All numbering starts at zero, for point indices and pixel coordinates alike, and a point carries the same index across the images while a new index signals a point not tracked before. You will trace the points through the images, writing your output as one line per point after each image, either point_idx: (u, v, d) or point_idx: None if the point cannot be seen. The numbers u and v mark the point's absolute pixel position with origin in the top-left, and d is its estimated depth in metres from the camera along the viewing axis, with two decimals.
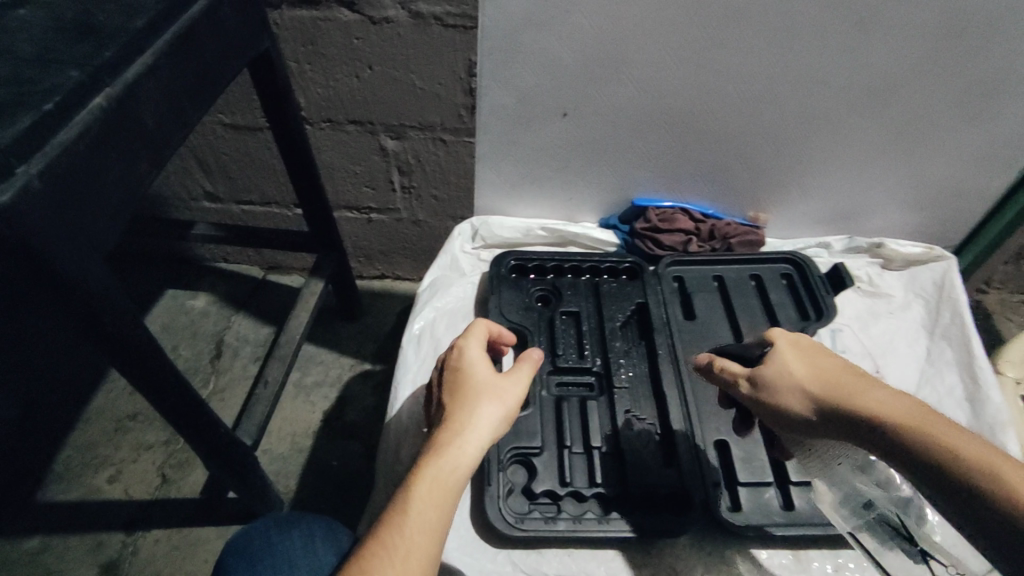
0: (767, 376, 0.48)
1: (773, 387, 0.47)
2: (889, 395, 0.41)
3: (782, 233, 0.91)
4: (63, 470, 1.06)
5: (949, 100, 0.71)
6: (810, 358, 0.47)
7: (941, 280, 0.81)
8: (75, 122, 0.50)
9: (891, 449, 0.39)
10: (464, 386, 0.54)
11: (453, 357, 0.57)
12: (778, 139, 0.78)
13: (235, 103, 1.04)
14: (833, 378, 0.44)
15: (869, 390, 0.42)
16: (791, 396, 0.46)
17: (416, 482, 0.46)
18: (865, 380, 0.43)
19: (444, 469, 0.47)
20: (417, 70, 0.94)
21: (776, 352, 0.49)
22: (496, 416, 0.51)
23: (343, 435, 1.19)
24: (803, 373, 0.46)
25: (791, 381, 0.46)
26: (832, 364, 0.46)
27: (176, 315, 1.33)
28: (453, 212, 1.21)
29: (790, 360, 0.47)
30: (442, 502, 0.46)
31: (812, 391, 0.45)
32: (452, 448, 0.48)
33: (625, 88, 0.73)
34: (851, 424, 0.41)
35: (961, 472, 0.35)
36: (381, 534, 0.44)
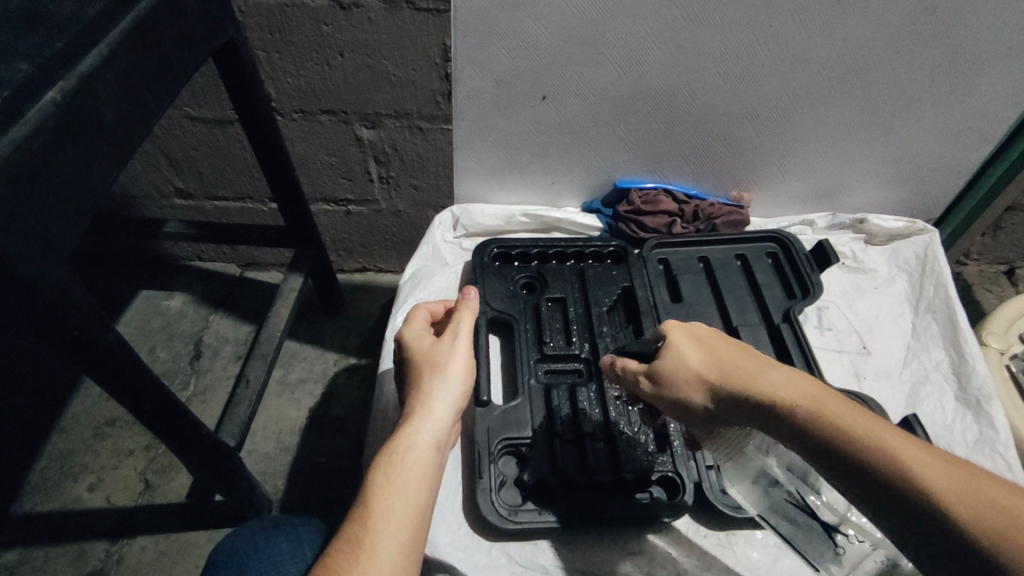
0: (667, 374, 0.46)
1: (675, 386, 0.45)
2: (785, 373, 0.40)
3: (765, 211, 0.91)
4: (41, 480, 1.03)
5: (929, 72, 0.71)
6: (703, 342, 0.46)
7: (923, 253, 0.82)
8: (27, 118, 0.48)
9: (796, 433, 0.39)
10: (410, 379, 0.58)
11: (399, 357, 0.62)
12: (761, 118, 0.77)
13: (201, 96, 1.00)
14: (729, 364, 0.43)
15: (766, 372, 0.41)
16: (692, 392, 0.44)
17: (374, 474, 0.50)
18: (756, 359, 0.43)
19: (396, 454, 0.51)
20: (390, 57, 0.91)
21: (670, 346, 0.46)
22: (439, 393, 0.56)
23: (329, 432, 1.17)
24: (698, 364, 0.44)
25: (692, 376, 0.44)
26: (723, 347, 0.45)
27: (152, 316, 1.30)
28: (433, 201, 1.18)
29: (685, 353, 0.45)
30: (401, 484, 0.49)
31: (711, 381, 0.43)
32: (402, 435, 0.53)
33: (605, 70, 0.71)
34: (750, 413, 0.41)
35: (864, 458, 0.35)
36: (349, 532, 0.47)
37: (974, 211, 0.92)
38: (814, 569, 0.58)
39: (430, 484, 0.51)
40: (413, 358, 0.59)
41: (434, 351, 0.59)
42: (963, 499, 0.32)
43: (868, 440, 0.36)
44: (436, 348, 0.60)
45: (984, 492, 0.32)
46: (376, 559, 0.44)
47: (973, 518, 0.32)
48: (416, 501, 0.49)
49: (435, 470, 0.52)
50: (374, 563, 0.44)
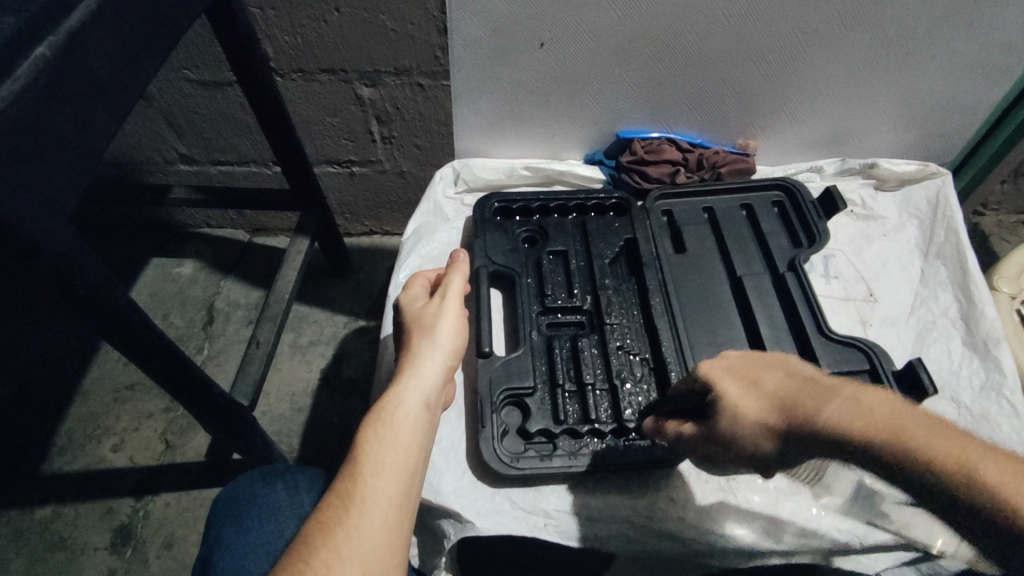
0: (726, 421, 0.44)
1: (737, 432, 0.44)
2: (852, 403, 0.38)
3: (772, 159, 0.89)
4: (66, 442, 1.06)
5: (946, 7, 0.67)
6: (749, 380, 0.44)
7: (935, 198, 0.79)
8: (19, 75, 0.47)
9: (890, 474, 0.37)
10: (403, 342, 0.60)
11: (397, 321, 0.64)
12: (768, 61, 0.75)
13: (199, 57, 0.99)
14: (794, 402, 0.40)
15: (828, 408, 0.39)
16: (758, 437, 0.43)
17: (364, 433, 0.51)
18: (826, 391, 0.40)
19: (385, 412, 0.53)
20: (387, 11, 0.89)
21: (720, 389, 0.44)
22: (428, 352, 0.57)
23: (341, 393, 1.19)
24: (759, 410, 0.42)
25: (753, 423, 0.42)
26: (781, 381, 0.42)
27: (165, 283, 1.31)
28: (437, 160, 1.17)
29: (739, 399, 0.43)
30: (391, 439, 0.50)
31: (777, 426, 0.41)
32: (392, 394, 0.54)
33: (605, 13, 0.69)
34: (830, 451, 0.39)
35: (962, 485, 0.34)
36: (340, 487, 0.47)
37: (992, 155, 0.89)
38: (816, 512, 0.59)
39: (420, 439, 0.52)
40: (406, 321, 0.62)
41: (423, 312, 0.61)
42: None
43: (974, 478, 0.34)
44: (427, 314, 0.61)
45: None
46: (366, 512, 0.45)
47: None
48: (406, 455, 0.50)
49: (425, 425, 0.53)
50: (364, 516, 0.45)
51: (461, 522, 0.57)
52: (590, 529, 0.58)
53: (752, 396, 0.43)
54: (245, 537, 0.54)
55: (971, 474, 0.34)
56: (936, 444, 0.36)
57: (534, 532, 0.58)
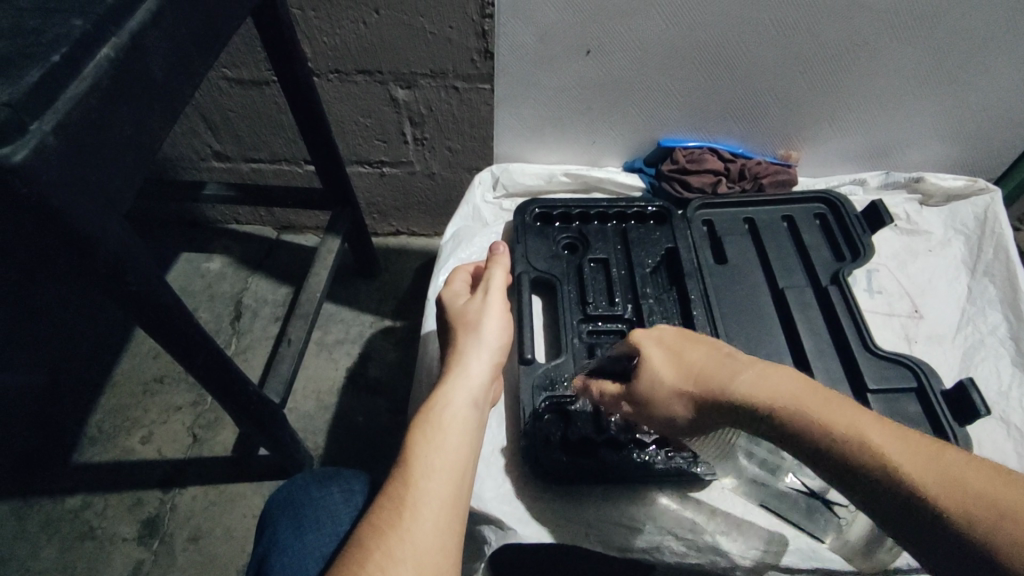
0: (648, 389, 0.50)
1: (659, 401, 0.49)
2: (752, 374, 0.44)
3: (812, 170, 0.88)
4: (97, 432, 1.08)
5: (1001, 20, 0.66)
6: (676, 352, 0.50)
7: (983, 214, 0.78)
8: (84, 75, 0.48)
9: (775, 433, 0.41)
10: (448, 341, 0.61)
11: (441, 319, 0.65)
12: (813, 72, 0.74)
13: (239, 57, 1.00)
14: (705, 374, 0.46)
15: (735, 377, 0.44)
16: (673, 403, 0.48)
17: (413, 435, 0.51)
18: (731, 363, 0.46)
19: (434, 413, 0.53)
20: (426, 14, 0.89)
21: (646, 361, 0.50)
22: (474, 352, 0.58)
23: (367, 392, 1.20)
24: (677, 377, 0.48)
25: (669, 389, 0.48)
26: (698, 355, 0.48)
27: (194, 278, 1.33)
28: (467, 163, 1.18)
29: (661, 369, 0.49)
30: (440, 441, 0.51)
31: (690, 392, 0.47)
32: (439, 395, 0.55)
33: (651, 22, 0.69)
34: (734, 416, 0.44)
35: (848, 447, 0.38)
36: (391, 490, 0.48)
37: None
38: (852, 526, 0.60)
39: (468, 440, 0.53)
40: (450, 318, 0.62)
41: (467, 310, 0.62)
42: (953, 488, 0.34)
43: (858, 440, 0.37)
44: (468, 308, 0.62)
45: (966, 478, 0.34)
46: (418, 513, 0.46)
47: (958, 507, 0.33)
48: (456, 457, 0.50)
49: (472, 426, 0.53)
50: (416, 518, 0.45)
51: (503, 529, 0.58)
52: (633, 539, 0.58)
53: (671, 366, 0.48)
54: (301, 537, 0.54)
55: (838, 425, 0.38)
56: (811, 403, 0.40)
57: (575, 541, 0.58)
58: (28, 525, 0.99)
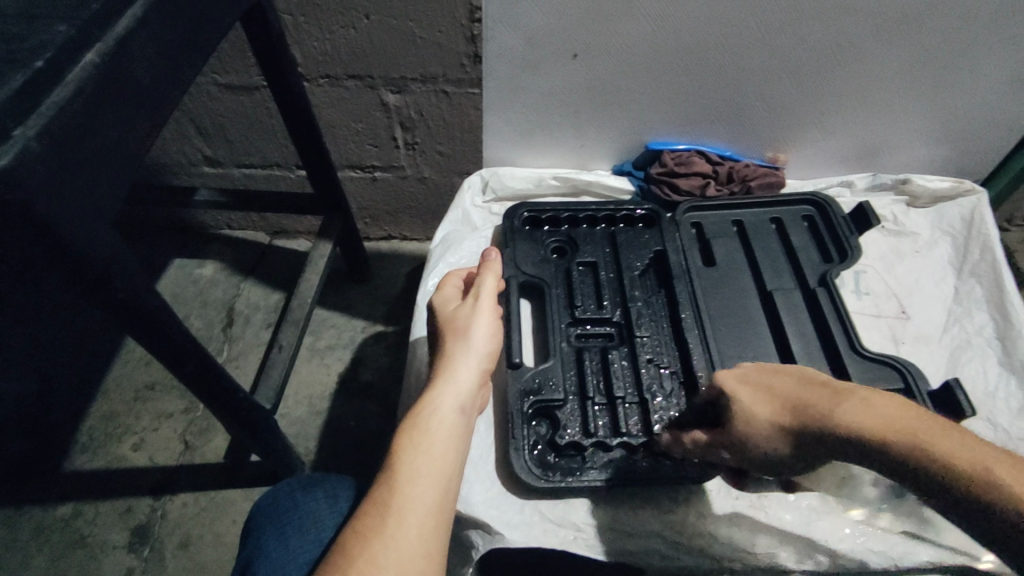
0: (742, 423, 0.48)
1: (754, 435, 0.47)
2: (849, 403, 0.41)
3: (800, 172, 0.88)
4: (88, 440, 1.07)
5: (985, 21, 0.67)
6: (766, 386, 0.48)
7: (969, 216, 0.78)
8: (67, 81, 0.48)
9: (890, 469, 0.38)
10: (437, 346, 0.61)
11: (432, 323, 0.65)
12: (799, 75, 0.74)
13: (229, 62, 1.00)
14: (798, 404, 0.44)
15: (833, 406, 0.42)
16: (770, 437, 0.46)
17: (400, 440, 0.51)
18: (825, 393, 0.44)
19: (421, 418, 0.53)
20: (416, 18, 0.89)
21: (735, 393, 0.49)
22: (463, 357, 0.58)
23: (359, 397, 1.20)
24: (768, 410, 0.46)
25: (764, 422, 0.46)
26: (789, 386, 0.47)
27: (186, 284, 1.33)
28: (459, 167, 1.18)
29: (752, 402, 0.48)
30: (427, 446, 0.51)
31: (786, 427, 0.45)
32: (427, 400, 0.55)
33: (637, 25, 0.69)
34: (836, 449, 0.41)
35: (961, 472, 0.35)
36: (377, 495, 0.48)
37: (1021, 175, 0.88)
38: (847, 532, 0.59)
39: (455, 446, 0.52)
40: (440, 324, 0.62)
41: (457, 314, 0.62)
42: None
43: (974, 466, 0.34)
44: (459, 314, 0.62)
45: None
46: (403, 519, 0.45)
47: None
48: (442, 463, 0.50)
49: (459, 432, 0.53)
50: (401, 524, 0.45)
51: (490, 533, 0.57)
52: (622, 544, 0.57)
53: (763, 399, 0.47)
54: (284, 543, 0.54)
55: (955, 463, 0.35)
56: (924, 436, 0.37)
57: (564, 545, 0.57)
58: (18, 534, 0.99)
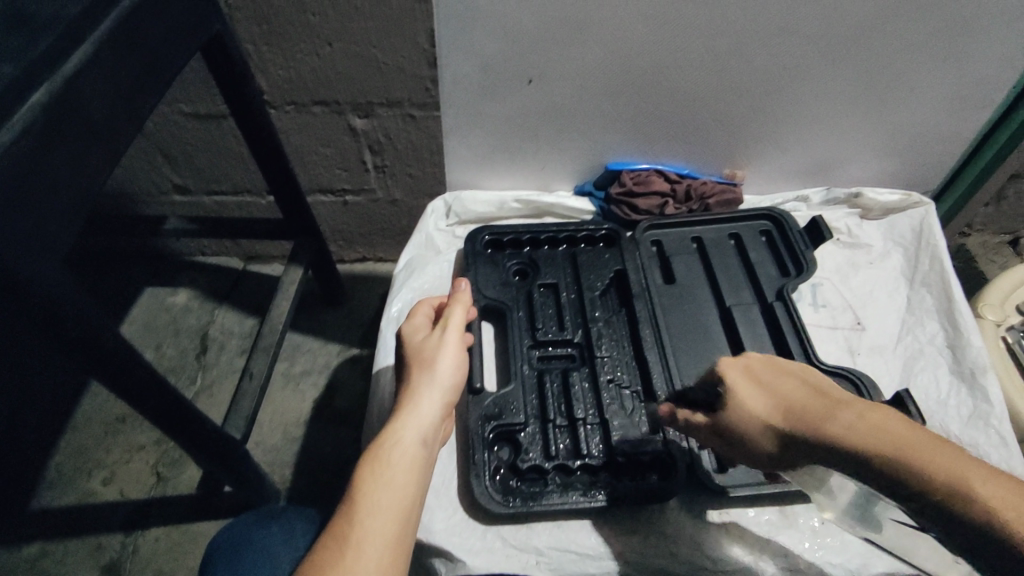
0: (736, 421, 0.46)
1: (746, 435, 0.46)
2: (853, 416, 0.40)
3: (759, 188, 0.90)
4: (56, 476, 1.05)
5: (924, 40, 0.69)
6: (764, 386, 0.46)
7: (919, 227, 0.81)
8: (12, 123, 0.48)
9: (883, 484, 0.38)
10: (402, 375, 0.60)
11: (398, 352, 0.64)
12: (750, 95, 0.76)
13: (193, 91, 1.00)
14: (798, 411, 0.43)
15: (834, 414, 0.41)
16: (760, 437, 0.45)
17: (361, 472, 0.51)
18: (826, 402, 0.42)
19: (383, 450, 0.53)
20: (379, 45, 0.90)
21: (731, 390, 0.47)
22: (427, 388, 0.57)
23: (335, 422, 1.19)
24: (765, 410, 0.45)
25: (758, 422, 0.45)
26: (791, 389, 0.45)
27: (157, 312, 1.31)
28: (429, 189, 1.19)
29: (749, 400, 0.46)
30: (388, 479, 0.51)
31: (779, 429, 0.43)
32: (390, 432, 0.54)
33: (591, 51, 0.70)
34: (828, 457, 0.40)
35: (961, 503, 0.35)
36: (335, 529, 0.47)
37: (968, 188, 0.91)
38: (808, 546, 0.59)
39: (416, 478, 0.52)
40: (406, 353, 0.62)
41: (423, 346, 0.61)
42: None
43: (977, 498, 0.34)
44: (428, 343, 0.61)
45: None
46: (361, 554, 0.45)
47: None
48: (403, 495, 0.50)
49: (421, 465, 0.53)
50: (359, 559, 0.45)
51: (452, 561, 0.57)
52: (583, 567, 0.58)
53: (759, 399, 0.45)
54: None
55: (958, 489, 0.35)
56: (926, 460, 0.36)
57: (526, 570, 0.57)
58: None
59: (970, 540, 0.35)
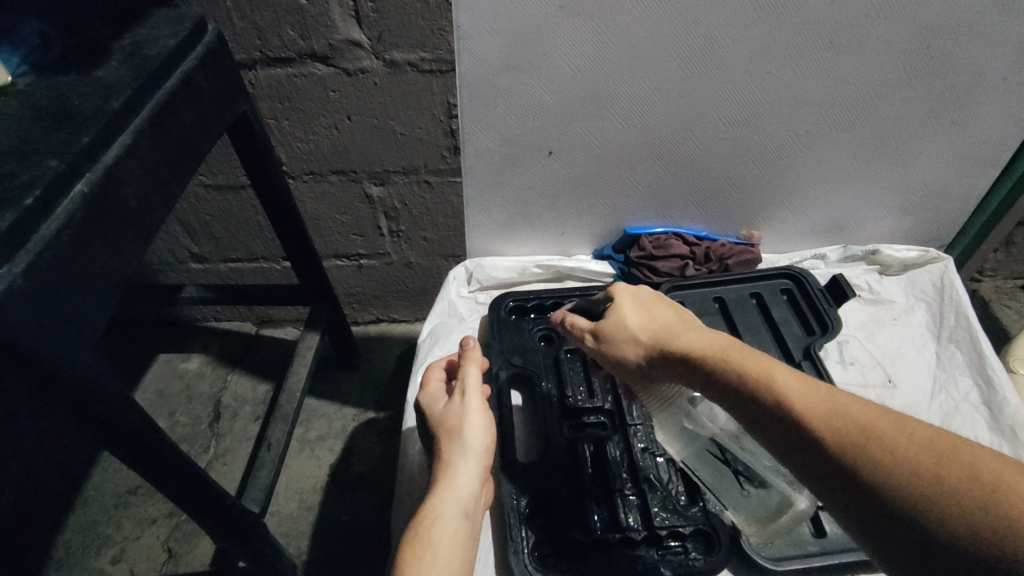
0: (610, 333, 0.52)
1: (615, 346, 0.51)
2: (699, 332, 0.47)
3: (775, 247, 0.91)
4: (64, 555, 1.01)
5: (927, 105, 0.72)
6: (643, 308, 0.52)
7: (940, 282, 0.82)
8: (57, 214, 0.49)
9: (702, 377, 0.44)
10: (432, 447, 0.59)
11: (423, 424, 0.62)
12: (762, 160, 0.78)
13: (216, 165, 1.04)
14: (662, 326, 0.49)
15: (688, 331, 0.47)
16: (626, 349, 0.51)
17: (403, 553, 0.50)
18: (684, 324, 0.49)
19: (423, 528, 0.51)
20: (397, 117, 0.94)
21: (615, 307, 0.53)
22: (458, 459, 0.56)
23: (352, 489, 1.16)
24: (637, 325, 0.51)
25: (628, 333, 0.50)
26: (661, 311, 0.51)
27: (171, 379, 1.30)
28: (444, 251, 1.20)
29: (628, 315, 0.52)
30: (431, 558, 0.49)
31: (642, 341, 0.49)
32: (427, 509, 0.53)
33: (609, 123, 0.73)
34: (672, 357, 0.47)
35: (754, 383, 0.41)
36: None
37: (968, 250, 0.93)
38: None
39: (462, 554, 0.50)
40: (430, 424, 0.60)
41: (447, 415, 0.59)
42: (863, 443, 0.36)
43: (768, 379, 0.41)
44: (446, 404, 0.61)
45: (860, 419, 0.37)
46: None
47: (864, 456, 0.36)
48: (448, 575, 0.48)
49: (465, 538, 0.51)
50: None
51: None
52: None
53: (635, 314, 0.51)
54: None
55: (766, 384, 0.41)
56: (741, 359, 0.43)
57: None
58: None
59: (754, 413, 0.41)
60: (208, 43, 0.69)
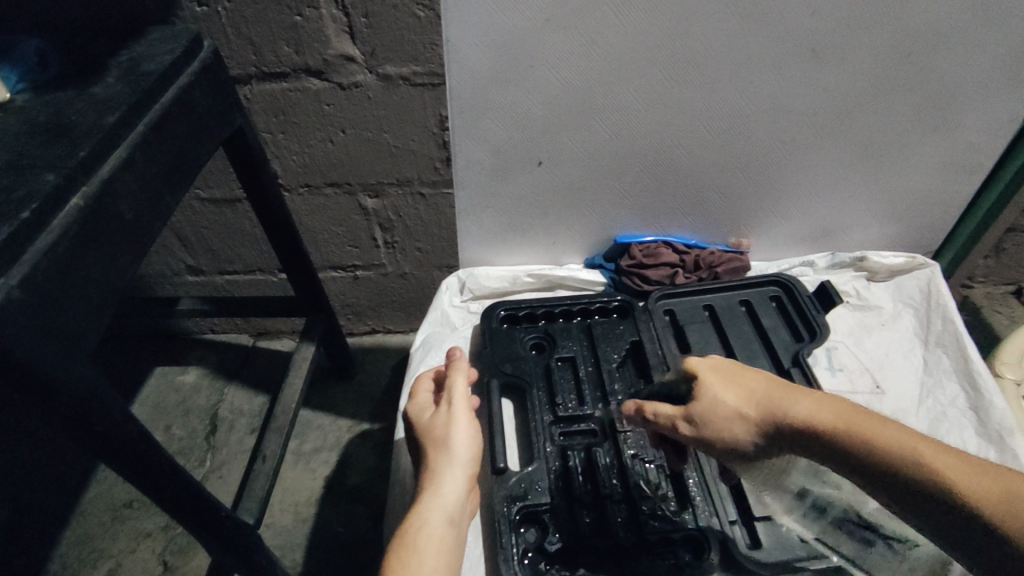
0: (708, 409, 0.52)
1: (715, 423, 0.51)
2: (808, 404, 0.48)
3: (765, 255, 0.92)
4: (59, 569, 1.01)
5: (909, 113, 0.73)
6: (734, 378, 0.53)
7: (927, 287, 0.83)
8: (52, 226, 0.50)
9: (835, 457, 0.46)
10: (420, 456, 0.60)
11: (412, 433, 0.63)
12: (750, 169, 0.80)
13: (213, 178, 1.05)
14: (766, 400, 0.50)
15: (797, 404, 0.48)
16: (733, 427, 0.50)
17: (389, 562, 0.50)
18: (786, 394, 0.50)
19: (408, 537, 0.52)
20: (390, 130, 0.95)
21: (705, 380, 0.53)
22: (444, 468, 0.56)
23: (347, 500, 1.16)
24: (737, 400, 0.51)
25: (731, 410, 0.50)
26: (753, 382, 0.52)
27: (167, 393, 1.30)
28: (438, 262, 1.21)
29: (722, 390, 0.52)
30: (416, 567, 0.49)
31: (751, 418, 0.50)
32: (414, 517, 0.53)
33: (598, 133, 0.74)
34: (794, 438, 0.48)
35: (901, 463, 0.43)
36: None
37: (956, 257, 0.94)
38: None
39: (446, 561, 0.51)
40: (417, 432, 0.61)
41: (434, 424, 0.59)
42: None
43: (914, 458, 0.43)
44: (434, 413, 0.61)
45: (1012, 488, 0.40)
46: None
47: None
48: None
49: (451, 546, 0.52)
50: None
51: None
52: None
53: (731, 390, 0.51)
54: None
55: (914, 460, 0.43)
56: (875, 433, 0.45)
57: None
58: None
59: (907, 493, 0.43)
60: (204, 58, 0.70)
